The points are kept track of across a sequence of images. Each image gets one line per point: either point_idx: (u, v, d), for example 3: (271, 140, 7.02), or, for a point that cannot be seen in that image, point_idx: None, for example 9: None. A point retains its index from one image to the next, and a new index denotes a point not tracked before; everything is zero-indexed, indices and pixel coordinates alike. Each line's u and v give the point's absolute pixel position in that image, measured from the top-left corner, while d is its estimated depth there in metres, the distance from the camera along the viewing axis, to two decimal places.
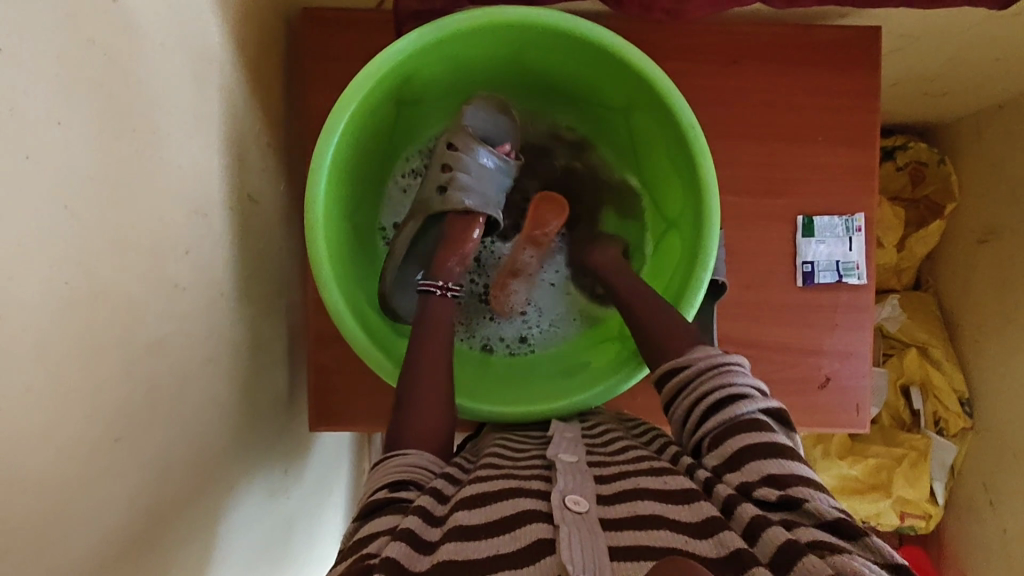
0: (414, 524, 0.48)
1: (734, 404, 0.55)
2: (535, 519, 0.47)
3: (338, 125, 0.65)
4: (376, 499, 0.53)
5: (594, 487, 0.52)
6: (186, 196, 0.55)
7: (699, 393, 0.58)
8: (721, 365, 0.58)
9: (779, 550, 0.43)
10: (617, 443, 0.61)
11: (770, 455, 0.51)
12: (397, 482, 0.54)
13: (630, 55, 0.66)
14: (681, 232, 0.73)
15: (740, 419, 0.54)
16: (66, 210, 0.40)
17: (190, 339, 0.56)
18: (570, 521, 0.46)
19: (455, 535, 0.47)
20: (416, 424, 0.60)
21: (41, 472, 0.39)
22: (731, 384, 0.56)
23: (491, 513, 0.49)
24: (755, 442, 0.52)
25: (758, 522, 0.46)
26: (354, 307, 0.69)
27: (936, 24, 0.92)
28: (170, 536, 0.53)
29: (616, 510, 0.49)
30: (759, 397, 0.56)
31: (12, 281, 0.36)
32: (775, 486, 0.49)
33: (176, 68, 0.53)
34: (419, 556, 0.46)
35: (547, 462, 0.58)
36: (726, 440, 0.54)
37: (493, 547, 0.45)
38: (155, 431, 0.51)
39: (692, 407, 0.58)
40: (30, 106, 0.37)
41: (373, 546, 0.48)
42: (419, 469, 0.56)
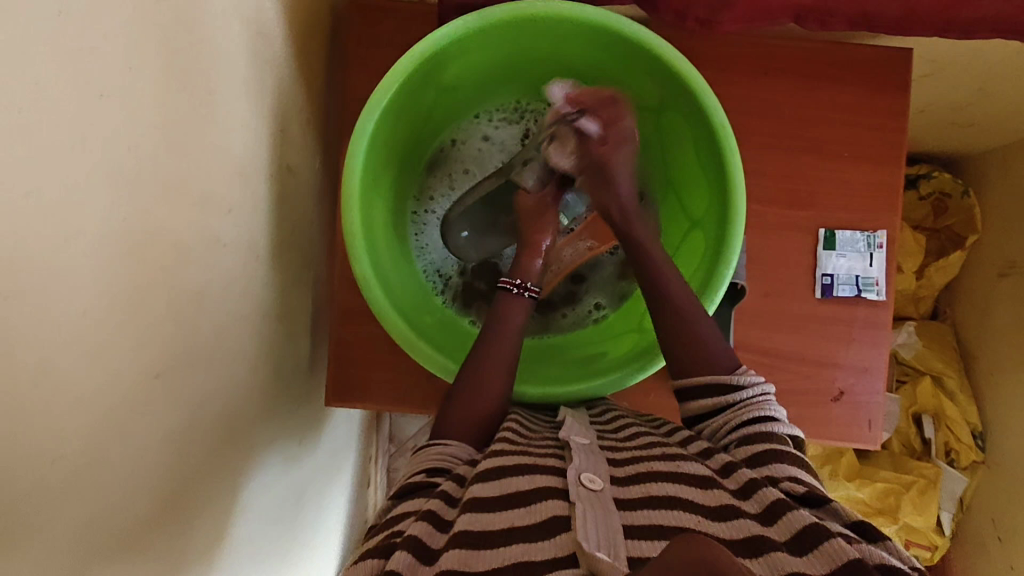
0: (436, 505, 0.51)
1: (766, 423, 0.58)
2: (554, 496, 0.49)
3: (381, 103, 0.67)
4: (409, 483, 0.56)
5: (607, 468, 0.53)
6: (233, 158, 0.57)
7: (736, 412, 0.60)
8: (758, 392, 0.61)
9: (802, 529, 0.45)
10: (631, 430, 0.62)
11: (796, 469, 0.54)
12: (434, 469, 0.57)
13: (666, 54, 0.68)
14: (704, 230, 0.74)
15: (770, 436, 0.57)
16: (130, 153, 0.43)
17: (226, 294, 0.58)
18: (584, 499, 0.47)
19: (474, 506, 0.49)
20: (455, 418, 0.64)
21: (89, 396, 0.41)
22: (765, 408, 0.59)
23: (507, 487, 0.51)
24: (780, 455, 0.55)
25: (779, 504, 0.48)
26: (383, 281, 0.71)
27: (967, 53, 0.93)
28: (196, 484, 0.55)
29: (630, 491, 0.50)
30: (787, 424, 0.59)
31: (79, 210, 0.38)
32: (799, 483, 0.52)
33: (235, 36, 0.55)
34: (438, 533, 0.48)
35: (561, 443, 0.59)
36: (756, 449, 0.56)
37: (509, 519, 0.47)
38: (191, 374, 0.53)
39: (727, 420, 0.60)
40: (110, 50, 0.40)
41: (400, 525, 0.50)
42: (451, 457, 0.59)
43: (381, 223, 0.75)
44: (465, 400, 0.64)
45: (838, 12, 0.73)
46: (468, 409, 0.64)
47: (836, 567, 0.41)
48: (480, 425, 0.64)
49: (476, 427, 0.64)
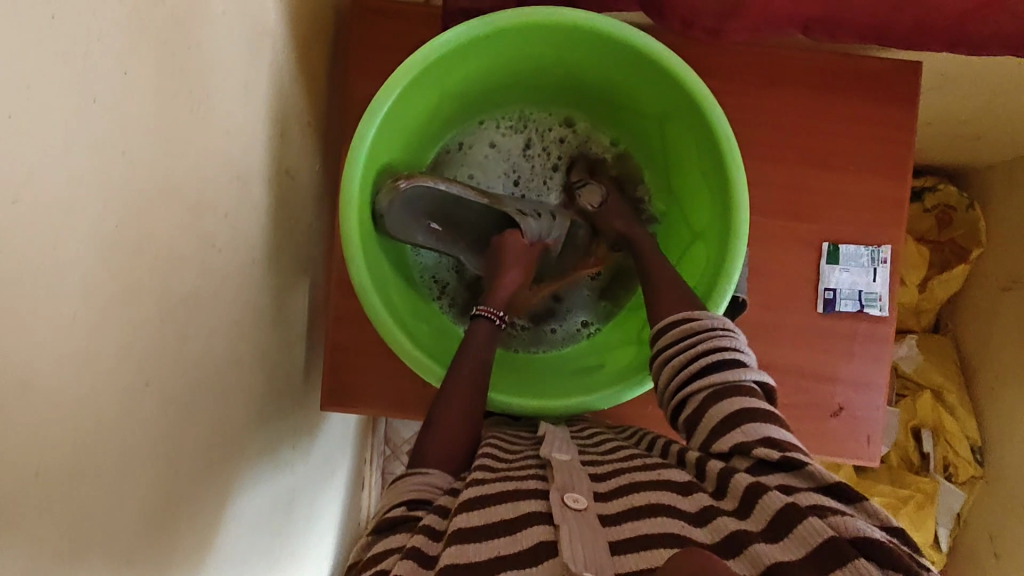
0: (420, 542, 0.48)
1: (733, 369, 0.56)
2: (537, 520, 0.47)
3: (381, 107, 0.67)
4: (390, 516, 0.53)
5: (590, 485, 0.52)
6: (230, 162, 0.56)
7: (700, 354, 0.58)
8: (720, 331, 0.60)
9: (775, 515, 0.44)
10: (610, 445, 0.62)
11: (767, 424, 0.52)
12: (415, 501, 0.55)
13: (672, 63, 0.67)
14: (706, 243, 0.73)
15: (736, 387, 0.55)
16: (123, 157, 0.42)
17: (219, 300, 0.57)
18: (570, 519, 0.47)
19: (458, 536, 0.47)
20: (433, 443, 0.62)
21: (75, 405, 0.40)
22: (729, 351, 0.58)
23: (490, 514, 0.49)
24: (745, 411, 0.53)
25: (752, 490, 0.47)
26: (381, 289, 0.70)
27: (976, 67, 0.92)
28: (187, 490, 0.55)
29: (613, 505, 0.49)
30: (754, 369, 0.57)
31: (67, 216, 0.38)
32: (774, 447, 0.50)
33: (234, 37, 0.54)
34: (424, 571, 0.46)
35: (541, 461, 0.58)
36: (725, 403, 0.54)
37: (493, 548, 0.45)
38: (181, 381, 0.52)
39: (691, 366, 0.58)
40: (101, 52, 0.39)
41: (385, 565, 0.48)
42: (431, 487, 0.57)
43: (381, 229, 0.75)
44: (444, 424, 0.63)
45: (847, 24, 0.72)
46: (447, 429, 0.63)
47: (810, 551, 0.41)
48: (457, 445, 0.62)
49: (460, 455, 0.62)
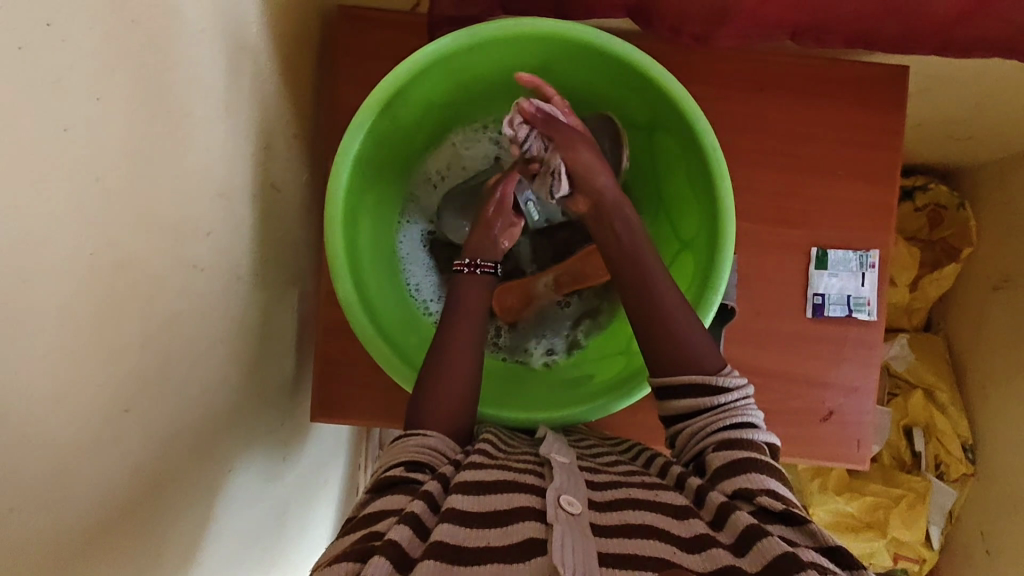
0: (419, 508, 0.49)
1: (746, 431, 0.57)
2: (529, 517, 0.48)
3: (365, 120, 0.66)
4: (391, 477, 0.55)
5: (587, 492, 0.53)
6: (211, 178, 0.56)
7: (716, 416, 0.58)
8: (739, 394, 0.59)
9: (773, 560, 0.44)
10: (607, 458, 0.62)
11: (773, 480, 0.53)
12: (414, 463, 0.56)
13: (659, 75, 0.66)
14: (693, 253, 0.73)
15: (745, 443, 0.56)
16: (97, 182, 0.42)
17: (203, 318, 0.57)
18: (563, 521, 0.47)
19: (452, 518, 0.48)
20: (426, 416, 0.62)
21: (52, 437, 0.40)
22: (745, 414, 0.58)
23: (485, 504, 0.50)
24: (754, 463, 0.54)
25: (753, 531, 0.47)
26: (365, 300, 0.70)
27: (965, 69, 0.92)
28: (172, 507, 0.55)
29: (606, 517, 0.49)
30: (763, 430, 0.58)
31: (40, 247, 0.37)
32: (777, 499, 0.51)
33: (213, 53, 0.54)
34: (418, 541, 0.46)
35: (540, 460, 0.59)
36: (735, 456, 0.55)
37: (485, 538, 0.46)
38: (164, 401, 0.52)
39: (705, 424, 0.58)
40: (72, 79, 0.39)
41: (382, 526, 0.49)
42: (433, 453, 0.58)
43: (366, 238, 0.75)
44: (435, 402, 0.62)
45: (835, 30, 0.72)
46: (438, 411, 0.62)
47: None
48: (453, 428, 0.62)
49: (452, 428, 0.62)
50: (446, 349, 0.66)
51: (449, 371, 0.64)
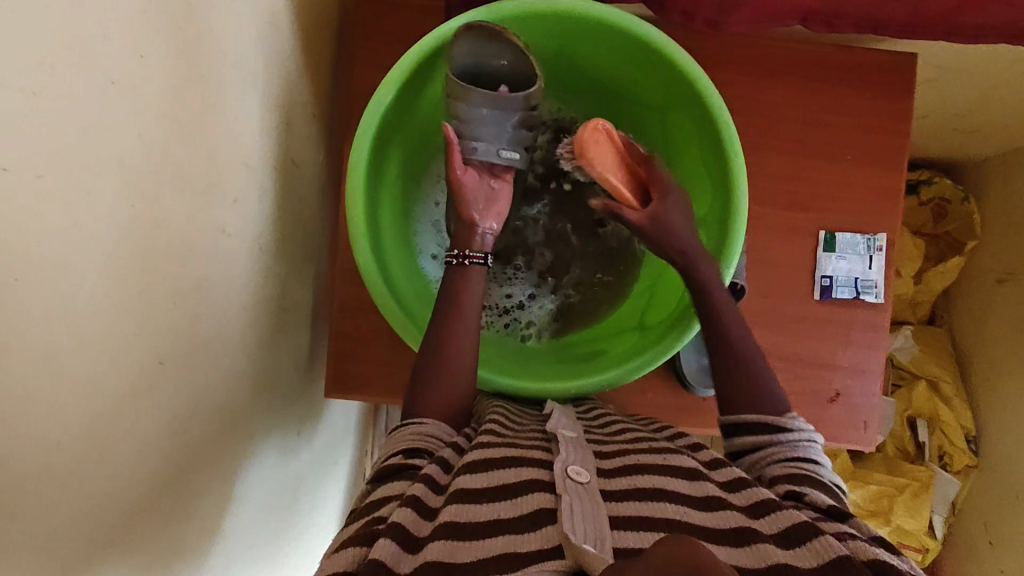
0: (420, 492, 0.50)
1: (813, 459, 0.57)
2: (538, 488, 0.49)
3: (388, 93, 0.67)
4: (392, 465, 0.56)
5: (594, 460, 0.53)
6: (240, 149, 0.57)
7: (779, 445, 0.58)
8: (804, 427, 0.59)
9: (790, 526, 0.45)
10: (617, 427, 0.63)
11: (832, 494, 0.53)
12: (410, 450, 0.57)
13: (672, 53, 0.68)
14: (705, 230, 0.74)
15: (796, 463, 0.56)
16: (140, 139, 0.43)
17: (229, 285, 0.58)
18: (572, 491, 0.48)
19: (458, 497, 0.49)
20: (435, 399, 0.63)
21: (95, 381, 0.41)
22: (816, 445, 0.58)
23: (492, 478, 0.51)
24: (808, 479, 0.55)
25: (768, 499, 0.48)
26: (386, 273, 0.71)
27: (972, 59, 0.93)
28: (197, 469, 0.56)
29: (615, 482, 0.50)
30: (831, 464, 0.57)
31: (88, 197, 0.39)
32: (827, 498, 0.52)
33: (242, 25, 0.55)
34: (424, 522, 0.48)
35: (547, 435, 0.60)
36: (796, 475, 0.55)
37: (494, 511, 0.48)
38: (192, 363, 0.53)
39: (767, 452, 0.58)
40: (120, 38, 0.40)
41: (384, 511, 0.51)
42: (430, 438, 0.59)
43: (385, 217, 0.76)
44: (444, 383, 0.64)
45: (845, 15, 0.73)
46: (449, 390, 0.64)
47: (824, 560, 0.42)
48: (456, 408, 0.64)
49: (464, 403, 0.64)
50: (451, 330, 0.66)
51: (460, 355, 0.65)
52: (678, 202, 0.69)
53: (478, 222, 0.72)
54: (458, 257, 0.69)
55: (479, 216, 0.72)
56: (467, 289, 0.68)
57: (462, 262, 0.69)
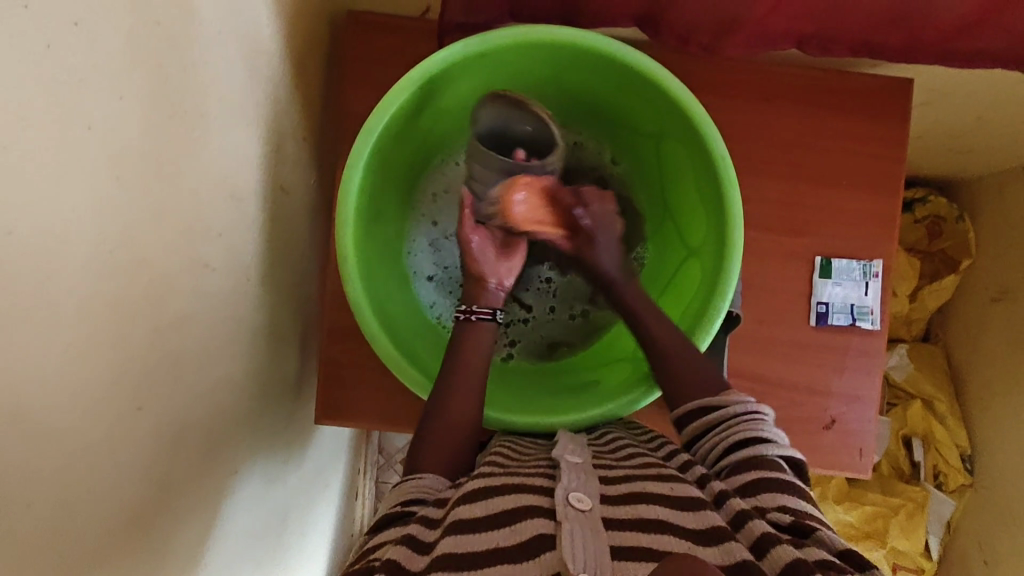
0: (415, 530, 0.51)
1: (759, 446, 0.56)
2: (537, 514, 0.48)
3: (378, 123, 0.66)
4: (388, 513, 0.55)
5: (599, 487, 0.52)
6: (226, 181, 0.56)
7: (722, 434, 0.59)
8: (747, 410, 0.59)
9: (786, 568, 0.44)
10: (628, 451, 0.61)
11: (787, 495, 0.52)
12: (410, 497, 0.57)
13: (665, 82, 0.67)
14: (701, 259, 0.74)
15: (759, 462, 0.55)
16: (116, 179, 0.42)
17: (213, 319, 0.57)
18: (572, 519, 0.46)
19: (457, 529, 0.49)
20: (430, 447, 0.62)
21: (67, 434, 0.40)
22: (758, 429, 0.57)
23: (492, 506, 0.50)
24: (765, 482, 0.53)
25: (765, 538, 0.47)
26: (377, 305, 0.70)
27: (967, 81, 0.93)
28: (179, 508, 0.55)
29: (620, 510, 0.49)
30: (780, 443, 0.57)
31: (63, 246, 0.38)
32: (785, 512, 0.51)
33: (229, 56, 0.54)
34: (416, 556, 0.48)
35: (552, 462, 0.58)
36: (745, 476, 0.55)
37: (491, 540, 0.46)
38: (173, 402, 0.52)
39: (714, 444, 0.59)
40: (96, 77, 0.39)
41: (378, 552, 0.50)
42: (428, 487, 0.58)
43: (376, 247, 0.75)
44: (434, 426, 0.63)
45: (841, 40, 0.73)
46: (441, 436, 0.63)
47: None
48: (454, 455, 0.63)
49: (454, 448, 0.63)
50: (454, 381, 0.66)
51: (460, 395, 0.66)
52: (605, 237, 0.76)
53: (487, 279, 0.75)
54: (466, 312, 0.72)
55: (490, 272, 0.75)
56: (472, 342, 0.69)
57: (468, 318, 0.71)
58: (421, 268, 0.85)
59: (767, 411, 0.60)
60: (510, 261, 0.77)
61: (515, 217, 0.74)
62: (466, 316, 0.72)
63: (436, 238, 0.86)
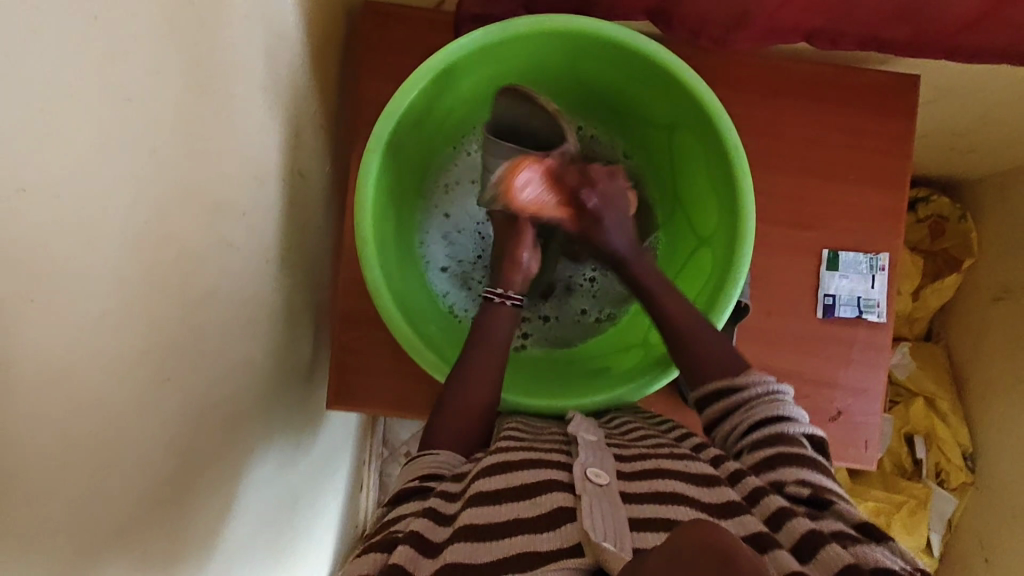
0: (435, 503, 0.51)
1: (779, 424, 0.57)
2: (556, 487, 0.49)
3: (399, 108, 0.67)
4: (406, 488, 0.56)
5: (615, 463, 0.53)
6: (249, 162, 0.57)
7: (745, 414, 0.59)
8: (767, 390, 0.59)
9: (802, 538, 0.45)
10: (638, 433, 0.62)
11: (807, 469, 0.53)
12: (429, 474, 0.57)
13: (680, 71, 0.68)
14: (713, 247, 0.75)
15: (779, 438, 0.56)
16: (153, 153, 0.43)
17: (235, 299, 0.57)
18: (591, 491, 0.47)
19: (477, 500, 0.49)
20: (444, 425, 0.63)
21: (100, 400, 0.41)
22: (778, 407, 0.58)
23: (512, 479, 0.50)
24: (783, 458, 0.54)
25: (782, 512, 0.47)
26: (393, 288, 0.71)
27: (972, 79, 0.94)
28: (200, 484, 0.55)
29: (637, 485, 0.49)
30: (801, 422, 0.57)
31: (103, 216, 0.39)
32: (805, 485, 0.51)
33: (255, 38, 0.55)
34: (438, 527, 0.48)
35: (568, 439, 0.59)
36: (765, 451, 0.55)
37: (513, 512, 0.47)
38: (197, 378, 0.52)
39: (736, 424, 0.59)
40: (136, 51, 0.40)
41: (399, 523, 0.51)
42: (444, 464, 0.59)
43: (392, 231, 0.76)
44: (455, 406, 0.64)
45: (851, 34, 0.74)
46: (459, 416, 0.64)
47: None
48: (470, 433, 0.63)
49: (473, 427, 0.64)
50: (473, 365, 0.66)
51: (479, 378, 0.66)
52: (614, 216, 0.74)
53: (522, 259, 0.75)
54: (499, 295, 0.72)
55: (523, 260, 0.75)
56: (495, 323, 0.70)
57: (504, 302, 0.72)
58: (436, 254, 0.86)
59: (788, 391, 0.60)
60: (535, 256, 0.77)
61: (519, 202, 0.72)
62: (501, 300, 0.72)
63: (451, 227, 0.87)
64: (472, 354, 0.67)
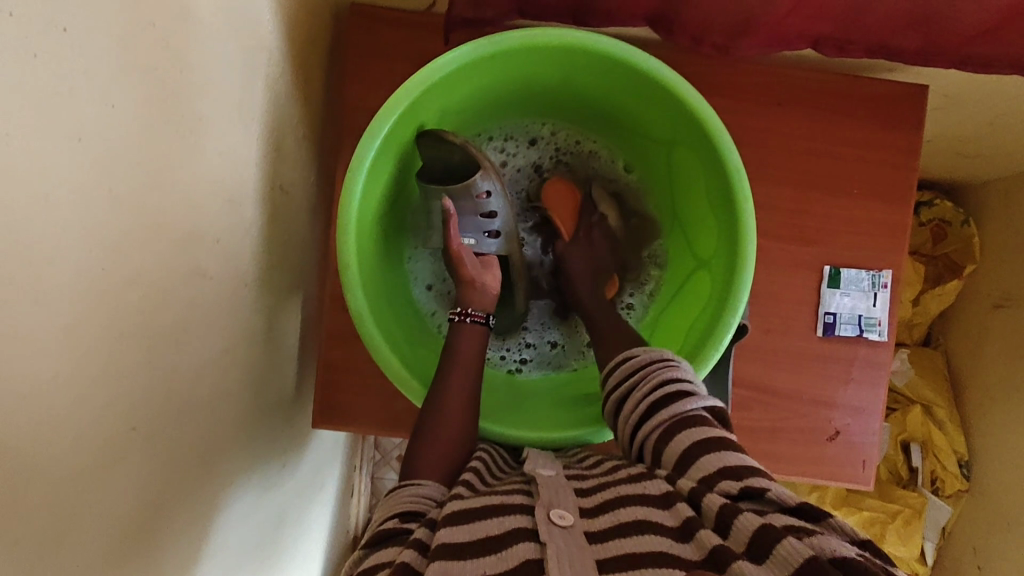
0: (410, 557, 0.47)
1: (677, 402, 0.57)
2: (521, 536, 0.46)
3: (382, 129, 0.64)
4: (381, 532, 0.53)
5: (575, 500, 0.51)
6: (223, 186, 0.54)
7: (642, 393, 0.60)
8: (656, 362, 0.62)
9: (753, 536, 0.44)
10: (594, 459, 0.61)
11: (722, 452, 0.53)
12: (407, 513, 0.54)
13: (679, 90, 0.65)
14: (711, 272, 0.72)
15: (683, 419, 0.56)
16: (110, 195, 0.40)
17: (207, 328, 0.54)
18: (558, 540, 0.46)
19: (444, 552, 0.46)
20: (425, 456, 0.62)
21: (59, 462, 0.38)
22: (667, 379, 0.60)
23: (478, 530, 0.48)
24: (698, 444, 0.54)
25: (725, 512, 0.47)
26: (377, 315, 0.68)
27: (980, 87, 0.91)
28: (171, 526, 0.53)
29: (600, 522, 0.48)
30: (699, 394, 0.58)
31: (49, 269, 0.35)
32: (732, 479, 0.50)
33: (225, 55, 0.52)
34: None
35: (526, 477, 0.57)
36: (680, 441, 0.55)
37: (481, 567, 0.44)
38: (165, 417, 0.49)
39: (635, 411, 0.60)
40: (86, 89, 0.37)
41: None
42: (424, 499, 0.56)
43: (378, 254, 0.73)
44: (430, 442, 0.62)
45: (859, 44, 0.70)
46: (433, 451, 0.62)
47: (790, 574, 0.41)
48: (452, 463, 0.62)
49: (452, 457, 0.62)
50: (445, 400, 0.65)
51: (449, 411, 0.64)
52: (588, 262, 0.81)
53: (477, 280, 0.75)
54: (461, 314, 0.72)
55: (479, 277, 0.75)
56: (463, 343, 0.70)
57: (463, 319, 0.71)
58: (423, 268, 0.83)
59: (676, 362, 0.62)
60: (491, 269, 0.77)
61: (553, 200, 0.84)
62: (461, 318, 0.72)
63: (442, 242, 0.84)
64: (446, 371, 0.67)
